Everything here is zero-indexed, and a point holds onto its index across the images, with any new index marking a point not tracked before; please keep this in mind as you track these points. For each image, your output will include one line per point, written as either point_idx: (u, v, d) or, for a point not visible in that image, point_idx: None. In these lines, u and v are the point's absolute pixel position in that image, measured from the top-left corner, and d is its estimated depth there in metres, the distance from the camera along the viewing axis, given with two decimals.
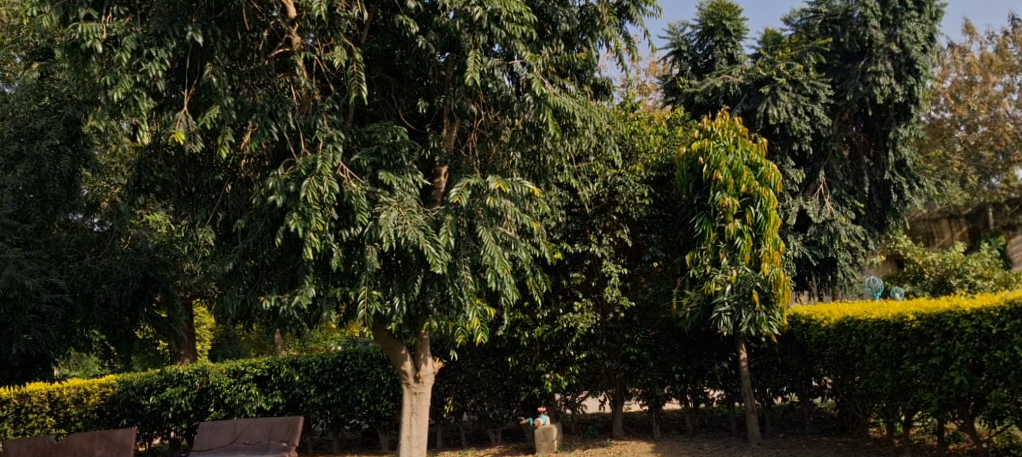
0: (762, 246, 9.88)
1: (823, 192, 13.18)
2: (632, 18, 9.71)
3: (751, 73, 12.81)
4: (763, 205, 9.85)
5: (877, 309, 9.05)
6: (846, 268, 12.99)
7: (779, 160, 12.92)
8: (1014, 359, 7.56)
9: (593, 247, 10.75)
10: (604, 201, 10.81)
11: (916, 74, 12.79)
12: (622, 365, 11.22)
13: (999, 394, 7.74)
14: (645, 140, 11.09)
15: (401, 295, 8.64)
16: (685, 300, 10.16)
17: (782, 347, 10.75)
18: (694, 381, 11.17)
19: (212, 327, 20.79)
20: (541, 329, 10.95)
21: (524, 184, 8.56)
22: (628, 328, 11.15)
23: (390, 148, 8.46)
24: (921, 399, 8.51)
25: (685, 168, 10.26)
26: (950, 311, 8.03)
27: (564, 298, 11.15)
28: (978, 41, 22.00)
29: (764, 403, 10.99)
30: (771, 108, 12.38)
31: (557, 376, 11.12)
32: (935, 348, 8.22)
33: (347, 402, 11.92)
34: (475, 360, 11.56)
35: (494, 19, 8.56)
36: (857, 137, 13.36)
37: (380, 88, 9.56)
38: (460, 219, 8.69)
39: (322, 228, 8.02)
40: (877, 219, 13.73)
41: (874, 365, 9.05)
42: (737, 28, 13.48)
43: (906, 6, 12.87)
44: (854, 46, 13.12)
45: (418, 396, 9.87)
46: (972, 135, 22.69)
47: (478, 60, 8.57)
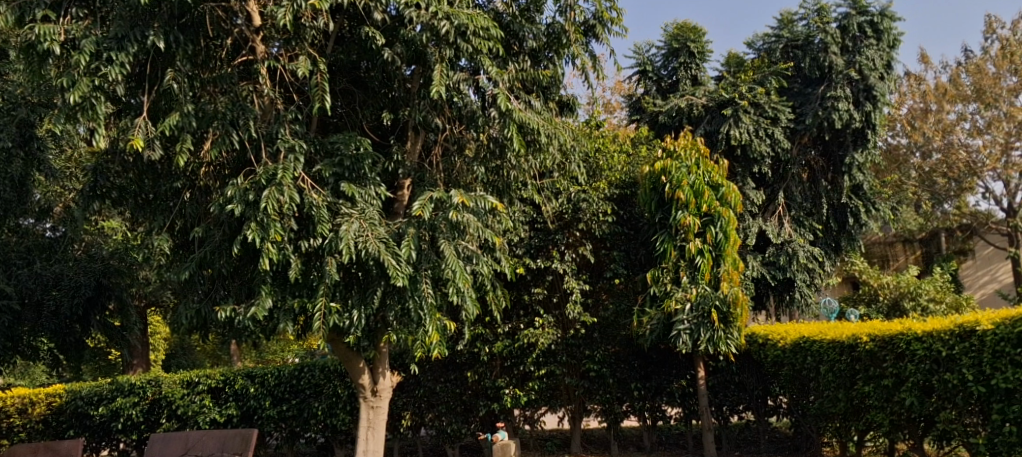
0: (722, 266, 9.96)
1: (781, 214, 13.46)
2: (599, 37, 9.75)
3: (713, 95, 12.97)
4: (723, 225, 9.91)
5: (832, 330, 9.18)
6: (804, 289, 13.14)
7: (740, 181, 13.10)
8: (962, 381, 7.66)
9: (555, 263, 10.77)
10: (567, 217, 10.84)
11: (874, 100, 12.97)
12: (582, 381, 11.22)
13: (948, 416, 7.86)
14: (609, 158, 11.16)
15: (360, 308, 8.59)
16: (646, 318, 10.21)
17: (739, 365, 10.81)
18: (652, 398, 11.20)
19: (166, 337, 20.39)
20: (502, 344, 10.94)
21: (487, 198, 8.54)
22: (589, 344, 11.14)
23: (353, 159, 8.41)
24: (874, 419, 8.64)
25: (647, 187, 10.32)
26: (902, 333, 8.15)
27: (525, 314, 11.14)
28: (933, 69, 22.38)
29: (720, 421, 11.06)
30: (732, 129, 12.53)
31: (517, 391, 11.07)
32: (888, 369, 8.33)
33: (303, 416, 11.77)
34: (435, 374, 11.52)
35: (461, 34, 8.61)
36: (816, 161, 13.57)
37: (345, 98, 9.55)
38: (423, 232, 8.72)
39: (281, 239, 7.94)
40: (835, 241, 14.00)
41: (828, 385, 9.14)
42: (700, 50, 13.66)
43: (866, 33, 13.12)
44: (816, 71, 13.22)
45: (376, 410, 9.82)
46: (927, 161, 21.83)
47: (444, 75, 8.59)
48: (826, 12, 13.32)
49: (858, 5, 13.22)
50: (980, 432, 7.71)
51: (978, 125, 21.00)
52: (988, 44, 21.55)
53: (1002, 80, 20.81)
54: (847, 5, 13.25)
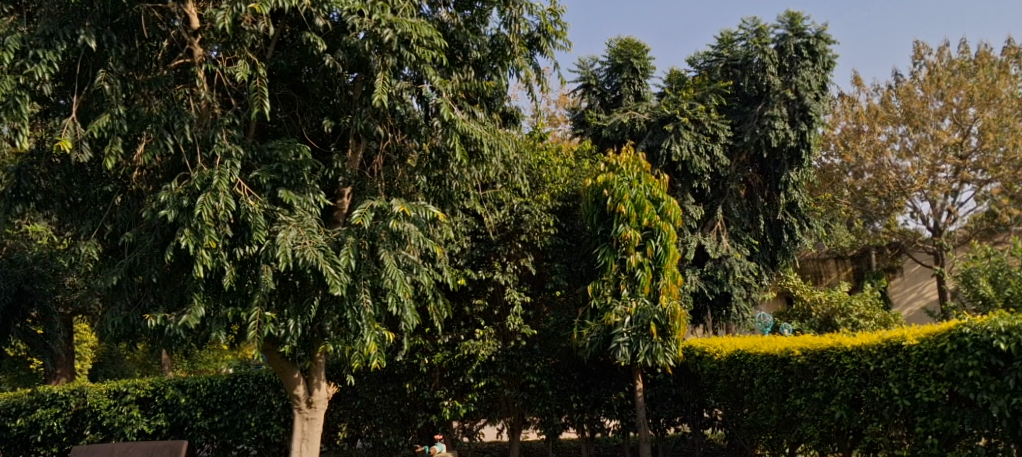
0: (661, 279, 10.00)
1: (720, 229, 13.65)
2: (543, 50, 9.78)
3: (655, 110, 13.11)
4: (663, 239, 9.99)
5: (766, 343, 9.29)
6: (741, 303, 13.35)
7: (680, 196, 13.25)
8: (889, 395, 7.79)
9: (497, 274, 10.71)
10: (509, 228, 10.79)
11: (808, 121, 13.26)
12: (521, 393, 11.14)
13: (875, 428, 7.98)
14: (552, 171, 11.15)
15: (297, 317, 8.45)
16: (586, 330, 10.22)
17: (678, 378, 10.87)
18: (591, 410, 11.21)
19: (93, 345, 19.74)
20: (441, 355, 10.86)
21: (429, 208, 8.55)
22: (529, 356, 11.05)
23: (292, 166, 8.26)
24: (804, 432, 8.74)
25: (589, 200, 10.38)
26: (832, 347, 8.27)
27: (466, 325, 11.07)
28: (866, 92, 22.89)
29: (657, 433, 11.14)
30: (673, 145, 12.65)
31: (455, 403, 11.02)
32: (818, 383, 8.44)
33: (236, 427, 11.52)
34: (372, 386, 11.36)
35: (404, 42, 8.58)
36: (754, 178, 13.77)
37: (284, 104, 9.41)
38: (362, 242, 8.57)
39: (215, 246, 7.79)
40: (770, 256, 14.11)
41: (761, 398, 9.24)
42: (643, 66, 13.79)
43: (801, 55, 13.34)
44: (754, 90, 13.48)
45: (311, 422, 9.65)
46: (859, 180, 21.98)
47: (385, 83, 8.50)
48: (765, 33, 13.49)
49: (796, 27, 13.38)
50: (904, 444, 7.90)
51: (906, 147, 21.17)
52: (916, 69, 22.11)
53: (930, 104, 20.83)
54: (784, 27, 13.43)
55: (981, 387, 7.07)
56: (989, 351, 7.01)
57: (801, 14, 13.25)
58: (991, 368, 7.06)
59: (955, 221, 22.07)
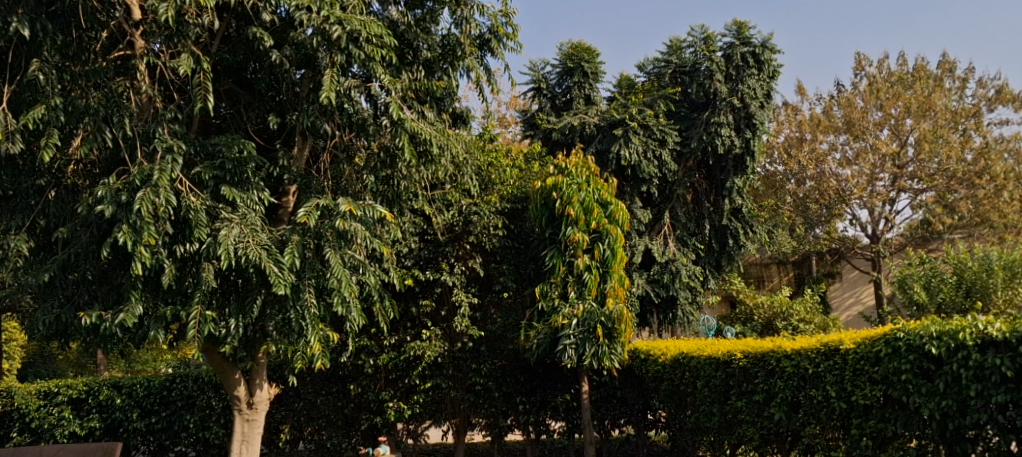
0: (608, 282, 10.02)
1: (667, 233, 13.76)
2: (494, 51, 9.70)
3: (605, 115, 13.16)
4: (611, 243, 9.99)
5: (709, 346, 9.38)
6: (686, 307, 13.51)
7: (628, 199, 13.33)
8: (826, 398, 7.90)
9: (444, 275, 10.65)
10: (458, 229, 10.75)
11: (754, 128, 13.44)
12: (468, 394, 11.13)
13: (812, 430, 8.06)
14: (502, 172, 11.08)
15: (238, 317, 8.33)
16: (533, 332, 10.20)
17: (622, 380, 10.94)
18: (536, 412, 11.21)
19: (24, 344, 19.20)
20: (388, 356, 10.72)
21: (376, 208, 8.45)
22: (476, 358, 11.01)
23: (235, 163, 8.09)
24: (745, 433, 8.83)
25: (539, 202, 10.38)
26: (773, 350, 8.37)
27: (412, 326, 10.96)
28: (809, 101, 23.26)
29: (601, 434, 11.18)
30: (623, 149, 12.69)
31: (401, 405, 10.89)
32: (759, 385, 8.54)
33: (174, 428, 11.30)
34: (316, 387, 11.22)
35: (353, 40, 8.44)
36: (699, 183, 13.98)
37: (229, 100, 9.33)
38: (307, 240, 8.47)
39: (155, 243, 7.59)
40: (717, 260, 14.41)
41: (704, 400, 9.32)
42: (594, 70, 13.84)
43: (748, 63, 13.48)
44: (701, 97, 13.54)
45: (251, 423, 9.51)
46: (801, 188, 22.12)
47: (333, 80, 8.38)
48: (713, 41, 13.63)
49: (743, 36, 13.54)
50: (841, 446, 7.96)
51: (847, 156, 21.52)
52: (857, 79, 22.53)
53: (870, 114, 21.20)
54: (731, 35, 13.57)
55: (913, 391, 7.15)
56: (921, 355, 7.09)
57: (748, 23, 13.42)
58: (923, 372, 7.14)
59: (893, 229, 22.52)
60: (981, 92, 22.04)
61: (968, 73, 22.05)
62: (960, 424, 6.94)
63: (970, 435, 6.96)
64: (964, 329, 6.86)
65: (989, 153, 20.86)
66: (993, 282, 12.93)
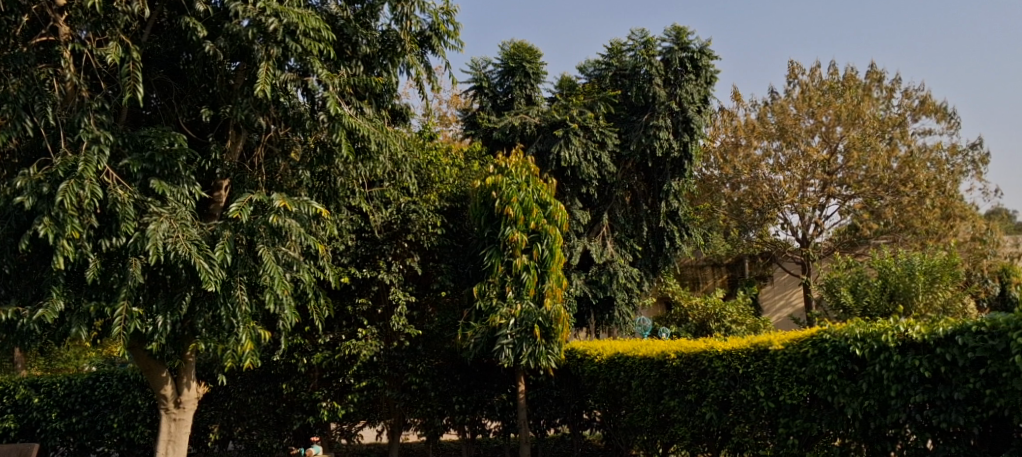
0: (546, 282, 10.01)
1: (605, 235, 13.87)
2: (435, 49, 9.66)
3: (546, 115, 13.17)
4: (549, 243, 10.01)
5: (644, 347, 9.46)
6: (623, 307, 13.59)
7: (568, 200, 13.37)
8: (755, 397, 7.99)
9: (381, 273, 10.50)
10: (396, 227, 10.63)
11: (691, 132, 13.60)
12: (403, 394, 11.00)
13: (741, 429, 8.15)
14: (441, 171, 11.01)
15: (165, 314, 8.09)
16: (470, 332, 10.16)
17: (558, 380, 10.97)
18: (473, 411, 11.14)
19: None
20: (321, 355, 10.56)
21: (311, 204, 8.36)
22: (412, 357, 10.92)
23: (166, 156, 7.85)
24: (677, 432, 8.91)
25: (478, 202, 10.32)
26: (706, 350, 8.46)
27: (348, 324, 10.82)
28: (744, 107, 23.59)
29: (538, 434, 11.14)
30: (562, 150, 12.69)
31: (334, 404, 10.74)
32: (691, 385, 8.63)
33: (96, 428, 10.99)
34: (246, 386, 11.01)
35: (290, 33, 8.32)
36: (638, 186, 14.09)
37: (160, 90, 9.05)
38: (239, 236, 8.27)
39: (78, 237, 7.38)
40: (653, 263, 14.50)
41: (638, 399, 9.39)
42: (535, 71, 13.88)
43: (686, 69, 13.64)
44: (640, 100, 13.61)
45: (178, 423, 9.30)
46: (736, 192, 22.47)
47: (269, 73, 8.24)
48: (653, 45, 13.72)
49: (682, 41, 13.66)
50: (768, 444, 8.05)
51: (780, 161, 21.84)
52: (790, 87, 22.93)
53: (802, 121, 21.60)
54: (670, 40, 13.69)
55: (838, 391, 7.25)
56: (846, 356, 7.21)
57: (686, 28, 13.56)
58: (847, 372, 7.25)
59: (822, 233, 22.97)
60: (907, 102, 22.62)
61: (894, 83, 22.62)
62: (881, 423, 7.06)
63: (890, 433, 7.10)
64: (886, 332, 6.98)
65: (914, 161, 21.30)
66: (915, 286, 13.24)
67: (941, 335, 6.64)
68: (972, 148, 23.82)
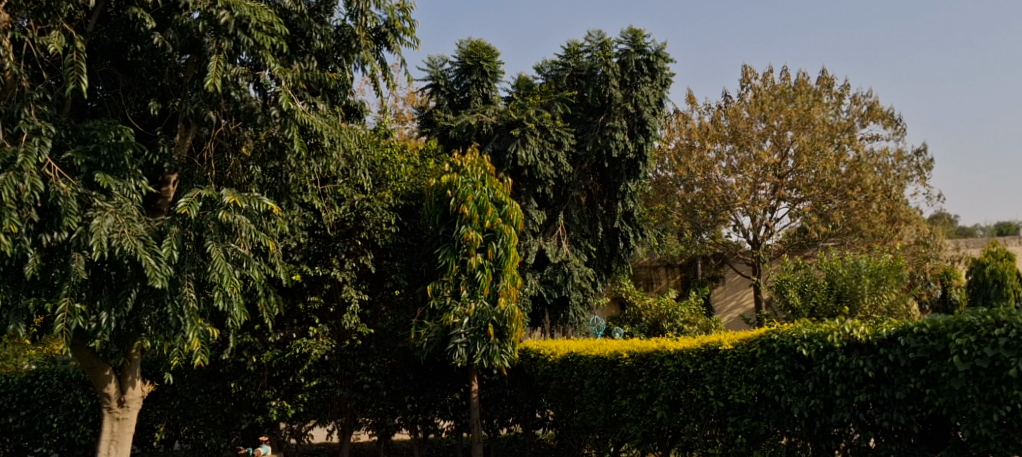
0: (501, 281, 9.97)
1: (561, 235, 13.90)
2: (390, 46, 9.58)
3: (503, 115, 13.14)
4: (504, 242, 9.96)
5: (597, 346, 9.47)
6: (577, 307, 13.63)
7: (524, 200, 13.36)
8: (704, 397, 8.05)
9: (334, 271, 10.40)
10: (350, 225, 10.48)
11: (646, 134, 13.67)
12: (354, 393, 10.88)
13: (691, 427, 8.19)
14: (396, 168, 10.90)
15: (110, 310, 7.93)
16: (423, 330, 10.11)
17: (512, 379, 10.94)
18: (426, 411, 11.10)
19: None
20: (271, 354, 10.44)
21: (263, 201, 8.18)
22: (364, 355, 10.81)
23: (111, 148, 7.71)
24: (628, 431, 8.94)
25: (432, 200, 10.23)
26: (657, 350, 8.49)
27: (299, 323, 10.69)
28: (698, 109, 23.78)
29: (490, 433, 11.11)
30: (519, 150, 12.67)
31: (284, 404, 10.61)
32: (643, 384, 8.67)
33: (35, 428, 10.74)
34: (194, 385, 10.81)
35: (241, 26, 8.16)
36: (594, 187, 14.14)
37: (106, 82, 8.84)
38: (187, 232, 8.20)
39: (17, 230, 7.18)
40: (606, 263, 14.70)
41: (590, 398, 9.40)
42: (492, 70, 13.84)
43: (642, 71, 13.68)
44: (597, 101, 13.64)
45: (122, 422, 9.14)
46: (690, 194, 22.65)
47: (219, 66, 8.11)
48: (609, 47, 13.76)
49: (638, 44, 13.69)
50: (717, 443, 8.07)
51: (732, 164, 22.07)
52: (744, 91, 23.17)
53: (754, 125, 21.86)
54: (627, 43, 13.73)
55: (785, 390, 7.33)
56: (793, 356, 7.28)
57: (643, 31, 13.60)
58: (794, 372, 7.32)
59: (772, 235, 23.24)
60: (855, 108, 22.97)
61: (844, 89, 22.96)
62: (826, 422, 7.13)
63: (835, 432, 7.14)
64: (832, 332, 7.07)
65: (861, 166, 21.58)
66: (860, 288, 13.46)
67: (885, 335, 6.74)
68: (917, 154, 24.29)
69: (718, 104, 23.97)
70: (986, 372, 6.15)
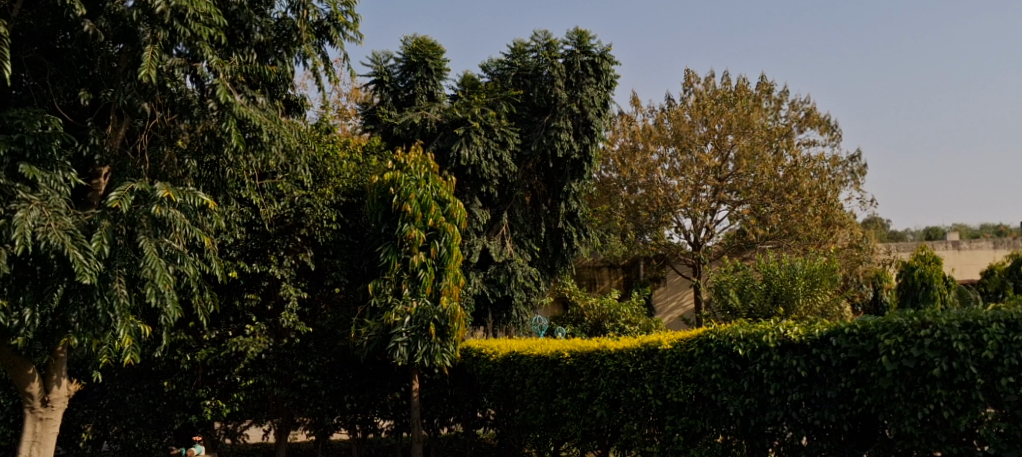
0: (443, 280, 9.90)
1: (504, 234, 13.85)
2: (333, 40, 9.41)
3: (447, 113, 13.03)
4: (447, 241, 9.88)
5: (539, 345, 9.45)
6: (520, 307, 13.63)
7: (468, 199, 13.29)
8: (643, 396, 8.06)
9: (272, 269, 10.18)
10: (289, 221, 10.30)
11: (591, 135, 13.74)
12: (292, 393, 10.68)
13: (629, 426, 8.20)
14: (338, 165, 10.73)
15: (34, 306, 7.74)
16: (364, 329, 9.97)
17: (453, 379, 10.83)
18: (365, 411, 10.94)
19: None
20: (206, 353, 10.17)
21: (198, 195, 8.04)
22: (303, 354, 10.64)
23: (38, 139, 7.48)
24: (568, 430, 8.91)
25: (375, 198, 10.09)
26: (598, 349, 8.47)
27: (235, 320, 10.49)
28: (642, 112, 23.93)
29: (430, 433, 11.00)
30: (463, 149, 12.59)
31: (219, 403, 10.45)
32: (583, 383, 8.66)
33: None
34: (125, 383, 10.52)
35: (178, 16, 7.96)
36: (539, 186, 14.14)
37: (33, 70, 8.55)
38: (119, 227, 7.94)
39: None
40: (550, 263, 14.74)
41: (531, 397, 9.37)
42: (438, 67, 13.75)
43: (587, 72, 13.71)
44: (543, 101, 13.64)
45: (45, 423, 8.88)
46: (633, 195, 22.78)
47: (154, 57, 7.87)
48: (555, 47, 13.77)
49: (584, 45, 13.73)
50: (655, 441, 8.11)
51: (674, 166, 22.24)
52: (686, 95, 23.38)
53: (696, 128, 22.11)
54: (572, 43, 13.74)
55: (721, 389, 7.37)
56: (729, 356, 7.34)
57: (588, 32, 13.64)
58: (730, 371, 7.39)
59: (713, 237, 23.49)
60: (793, 114, 23.34)
61: (783, 95, 23.32)
62: (760, 420, 7.18)
63: (769, 430, 7.20)
64: (767, 332, 7.13)
65: (798, 170, 21.90)
66: (796, 290, 13.66)
67: (817, 336, 6.82)
68: (852, 160, 24.78)
69: (662, 107, 24.19)
70: (912, 372, 6.28)
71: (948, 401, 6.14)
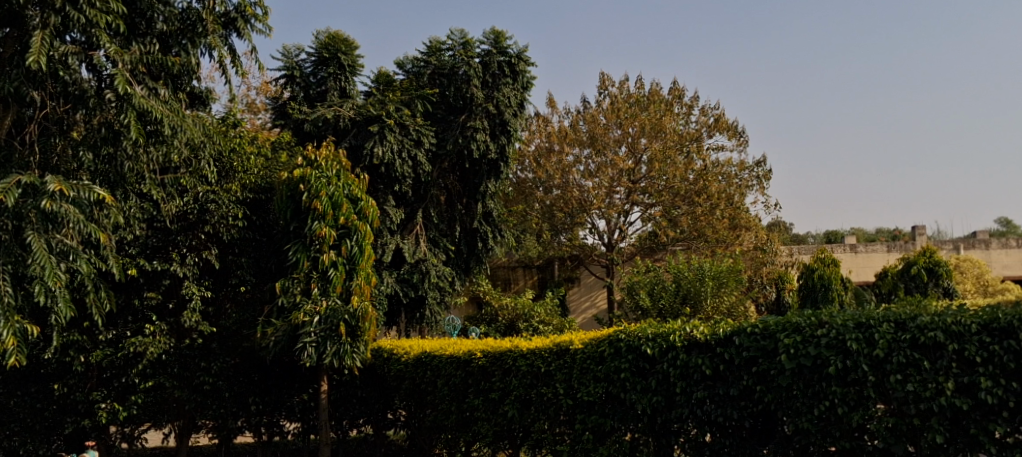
0: (354, 279, 9.66)
1: (418, 233, 13.63)
2: (240, 32, 9.14)
3: (360, 109, 12.80)
4: (359, 239, 9.65)
5: (452, 345, 9.31)
6: (434, 306, 13.49)
7: (381, 197, 13.05)
8: (555, 396, 8.01)
9: (173, 267, 9.79)
10: (192, 217, 9.95)
11: (507, 135, 13.71)
12: (193, 395, 10.26)
13: (540, 425, 8.15)
14: (246, 160, 10.35)
15: None
16: (271, 329, 9.65)
17: (363, 379, 10.60)
18: (271, 412, 10.64)
19: None
20: (101, 353, 9.80)
21: (92, 188, 7.60)
22: (205, 355, 10.26)
23: None
24: (479, 431, 8.79)
25: (284, 194, 9.83)
26: (510, 349, 8.38)
27: (134, 320, 10.05)
28: (558, 113, 24.01)
29: (340, 434, 10.72)
30: (377, 146, 12.37)
31: (115, 406, 9.96)
32: (495, 383, 8.56)
33: None
34: (9, 388, 9.95)
35: (71, 1, 7.64)
36: (453, 185, 14.06)
37: None
38: (4, 221, 7.56)
39: None
40: (465, 263, 14.64)
41: (442, 398, 9.22)
42: (351, 63, 13.48)
43: (503, 72, 13.66)
44: (458, 101, 13.53)
45: None
46: (548, 196, 22.84)
47: (44, 42, 7.53)
48: (472, 46, 13.64)
49: (500, 45, 13.67)
50: (565, 440, 8.06)
51: (589, 168, 22.39)
52: (601, 98, 23.53)
53: (610, 131, 22.31)
54: (489, 43, 13.65)
55: (631, 388, 7.37)
56: (638, 356, 7.35)
57: (505, 32, 13.56)
58: (639, 370, 7.38)
59: (626, 238, 23.73)
60: (704, 119, 23.71)
61: (694, 100, 23.68)
62: (666, 417, 7.25)
63: (675, 427, 7.27)
64: (674, 332, 7.17)
65: (707, 174, 22.31)
66: (704, 290, 13.87)
67: (721, 335, 6.90)
68: (760, 164, 25.32)
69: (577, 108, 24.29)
70: (810, 370, 6.40)
71: (842, 398, 6.25)
